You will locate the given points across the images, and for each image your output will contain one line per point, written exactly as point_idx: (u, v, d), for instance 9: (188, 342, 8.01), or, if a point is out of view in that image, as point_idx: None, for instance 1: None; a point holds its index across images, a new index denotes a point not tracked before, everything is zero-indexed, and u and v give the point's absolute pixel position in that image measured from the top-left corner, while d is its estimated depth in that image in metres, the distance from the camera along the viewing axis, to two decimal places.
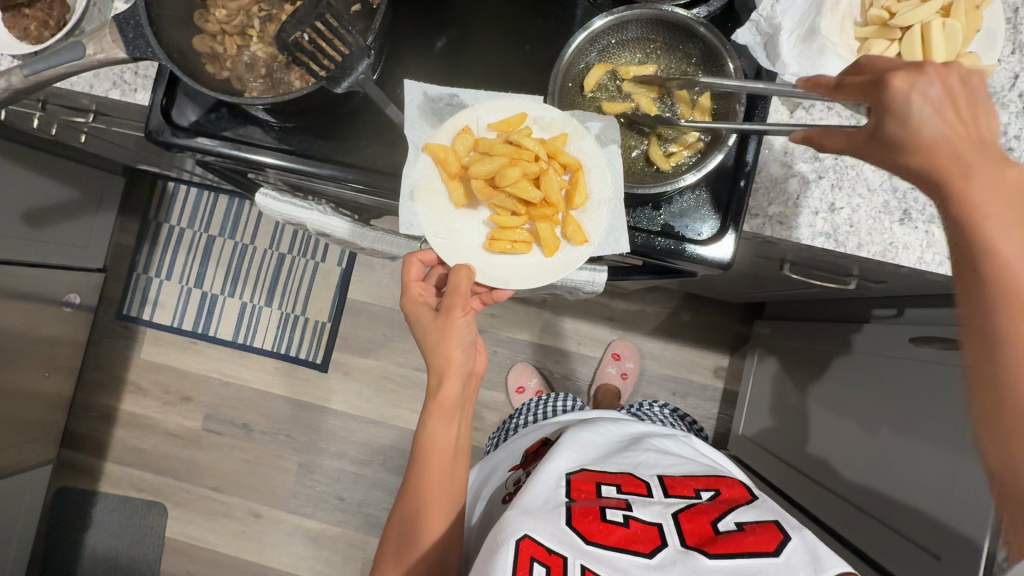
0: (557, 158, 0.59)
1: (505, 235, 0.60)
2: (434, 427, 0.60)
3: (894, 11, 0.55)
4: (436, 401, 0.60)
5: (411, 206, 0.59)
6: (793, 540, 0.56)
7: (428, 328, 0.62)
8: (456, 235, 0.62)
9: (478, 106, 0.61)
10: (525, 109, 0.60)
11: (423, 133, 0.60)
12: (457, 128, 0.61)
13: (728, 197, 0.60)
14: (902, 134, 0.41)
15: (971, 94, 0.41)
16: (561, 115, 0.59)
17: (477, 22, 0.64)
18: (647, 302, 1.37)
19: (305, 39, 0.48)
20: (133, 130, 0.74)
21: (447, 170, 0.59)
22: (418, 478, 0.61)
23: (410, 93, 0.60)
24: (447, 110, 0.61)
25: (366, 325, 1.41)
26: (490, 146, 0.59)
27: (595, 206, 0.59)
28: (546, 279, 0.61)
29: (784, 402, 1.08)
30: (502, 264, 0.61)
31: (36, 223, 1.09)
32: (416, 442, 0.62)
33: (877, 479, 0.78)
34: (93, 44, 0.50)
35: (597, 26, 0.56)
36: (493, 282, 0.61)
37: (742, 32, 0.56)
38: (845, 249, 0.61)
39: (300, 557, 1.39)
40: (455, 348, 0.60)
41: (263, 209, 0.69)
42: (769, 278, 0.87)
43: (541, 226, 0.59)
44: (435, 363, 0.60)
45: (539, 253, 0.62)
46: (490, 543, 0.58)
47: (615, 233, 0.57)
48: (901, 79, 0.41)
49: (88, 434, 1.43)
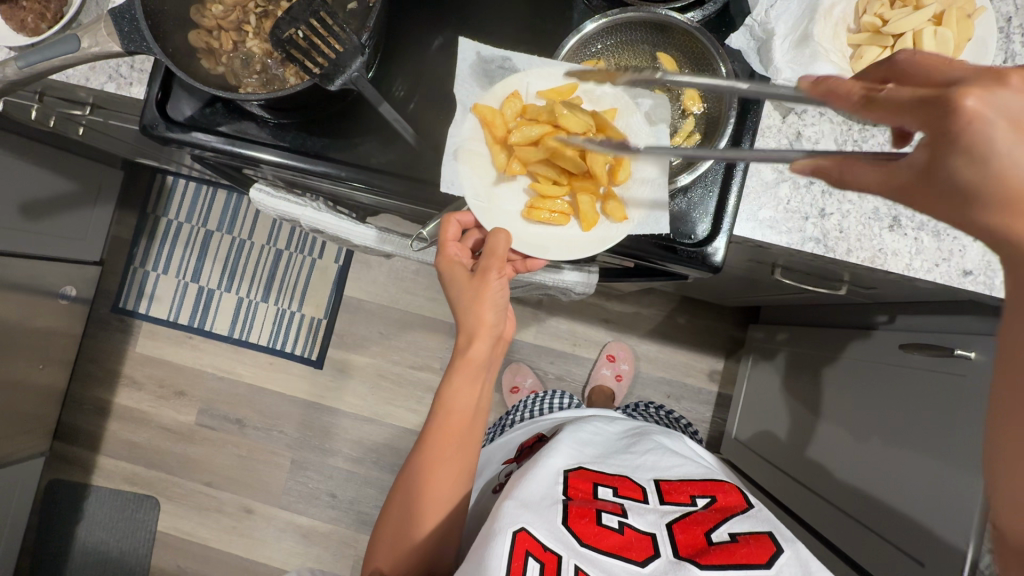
0: (606, 131, 0.56)
1: (544, 204, 0.58)
2: (458, 387, 0.58)
3: (886, 19, 0.56)
4: (464, 359, 0.58)
5: (453, 165, 0.58)
6: (786, 553, 0.57)
7: (460, 286, 0.59)
8: (496, 199, 0.59)
9: (530, 71, 0.59)
10: (575, 79, 0.57)
11: (472, 94, 0.60)
12: (506, 92, 0.59)
13: (718, 203, 0.60)
14: (977, 179, 0.28)
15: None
16: (613, 90, 0.59)
17: (473, 21, 0.64)
18: (644, 305, 1.37)
19: (300, 36, 0.48)
20: (130, 124, 0.74)
21: (492, 133, 0.58)
22: (433, 436, 0.59)
23: (463, 51, 0.59)
24: (499, 73, 0.60)
25: (362, 322, 1.41)
26: (538, 112, 0.57)
27: (638, 183, 0.57)
28: (581, 253, 0.58)
29: (778, 407, 1.08)
30: (538, 234, 0.59)
31: (33, 215, 1.09)
32: (436, 400, 0.60)
33: (867, 485, 0.78)
34: (88, 37, 0.50)
35: (588, 30, 0.56)
36: (528, 250, 0.59)
37: (736, 36, 0.58)
38: (835, 255, 0.62)
39: (291, 554, 1.39)
40: (487, 309, 0.58)
41: (257, 204, 0.68)
42: (763, 282, 0.88)
43: (582, 199, 0.57)
44: (466, 322, 0.58)
45: (575, 226, 0.59)
46: (486, 531, 0.57)
47: (657, 215, 0.56)
48: (974, 97, 0.28)
49: (82, 426, 1.43)
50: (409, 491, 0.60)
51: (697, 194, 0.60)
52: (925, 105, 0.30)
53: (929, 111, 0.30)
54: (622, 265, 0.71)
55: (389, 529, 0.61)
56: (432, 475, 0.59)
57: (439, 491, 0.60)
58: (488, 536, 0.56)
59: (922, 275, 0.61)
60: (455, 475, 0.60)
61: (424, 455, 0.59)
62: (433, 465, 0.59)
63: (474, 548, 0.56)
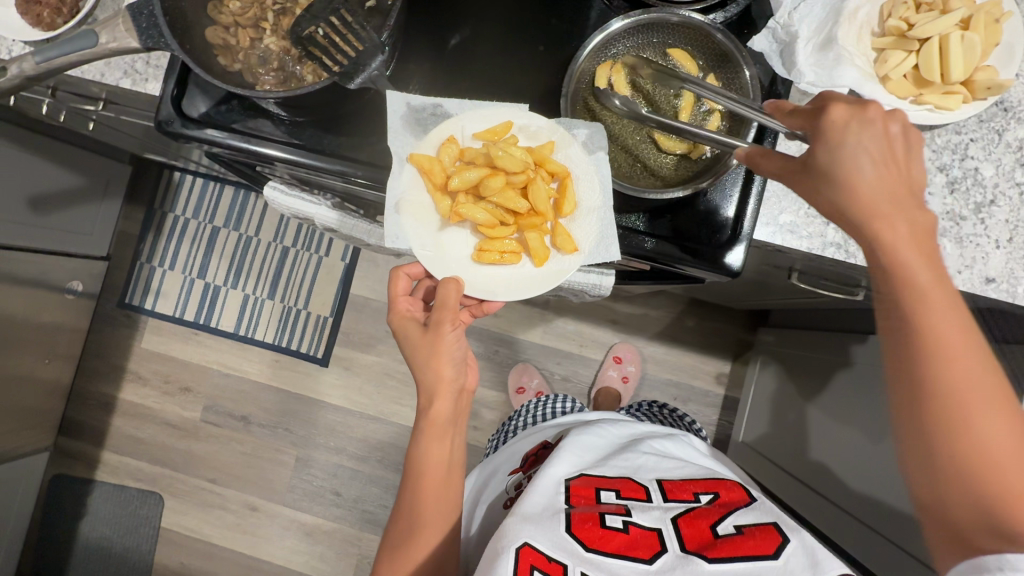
0: (545, 166, 0.59)
1: (493, 245, 0.60)
2: (426, 447, 0.60)
3: (912, 23, 0.56)
4: (427, 419, 0.60)
5: (396, 219, 0.59)
6: (791, 542, 0.56)
7: (417, 344, 0.61)
8: (443, 245, 0.61)
9: (463, 114, 0.60)
10: (510, 117, 0.60)
11: (407, 145, 0.59)
12: (441, 138, 0.60)
13: (740, 204, 0.60)
14: (832, 164, 0.43)
15: (905, 145, 0.43)
16: (547, 124, 0.60)
17: (491, 19, 0.64)
18: (651, 306, 1.37)
19: (320, 35, 0.48)
20: (143, 120, 0.74)
21: (432, 181, 0.59)
22: (408, 497, 0.60)
23: (393, 104, 0.57)
24: (431, 120, 0.61)
25: (368, 321, 1.41)
26: (475, 156, 0.59)
27: (584, 214, 0.59)
28: (535, 289, 0.60)
29: (786, 410, 1.07)
30: (490, 275, 0.61)
31: (41, 210, 1.09)
32: (406, 463, 0.61)
33: (876, 492, 0.77)
34: (106, 32, 0.49)
35: (614, 28, 0.56)
36: (482, 294, 0.60)
37: (758, 40, 0.56)
38: (856, 260, 0.61)
39: (294, 551, 1.39)
40: (445, 364, 0.60)
41: (270, 202, 0.68)
42: (775, 286, 0.87)
43: (530, 236, 0.59)
44: (425, 381, 0.60)
45: (528, 262, 0.61)
46: (491, 549, 0.57)
47: (607, 241, 0.57)
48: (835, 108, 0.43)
49: (87, 421, 1.43)
50: (394, 550, 0.60)
51: (717, 196, 0.60)
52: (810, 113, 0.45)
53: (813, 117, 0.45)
54: (636, 268, 0.71)
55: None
56: (414, 538, 0.59)
57: (424, 550, 0.59)
58: (493, 556, 0.56)
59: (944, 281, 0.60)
60: (438, 528, 0.60)
61: (403, 520, 0.60)
62: (413, 526, 0.59)
63: (480, 567, 0.56)
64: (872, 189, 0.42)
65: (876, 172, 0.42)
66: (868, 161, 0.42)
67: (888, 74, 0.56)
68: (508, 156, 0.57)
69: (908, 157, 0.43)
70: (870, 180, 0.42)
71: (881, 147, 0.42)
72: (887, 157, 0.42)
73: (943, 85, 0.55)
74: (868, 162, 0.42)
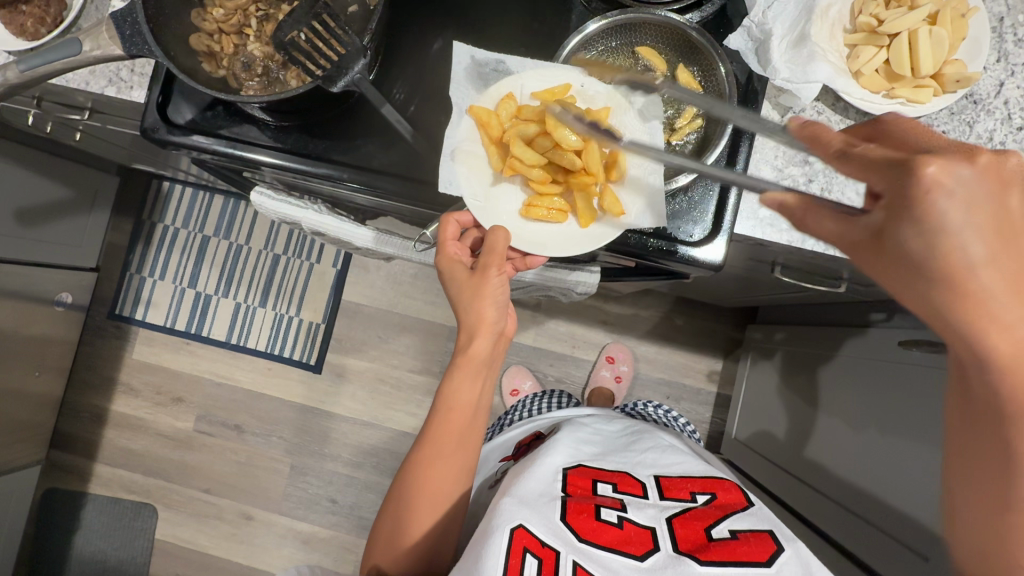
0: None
1: (542, 202, 0.58)
2: (459, 381, 0.59)
3: (881, 19, 0.57)
4: (464, 356, 0.59)
5: (451, 166, 0.58)
6: (786, 552, 0.57)
7: (462, 287, 0.60)
8: (494, 200, 0.60)
9: (524, 73, 0.59)
10: (568, 79, 0.58)
11: (468, 97, 0.60)
12: (500, 94, 0.59)
13: (720, 199, 0.60)
14: (927, 242, 0.36)
15: (1018, 207, 0.36)
16: (605, 89, 0.57)
17: (469, 25, 0.65)
18: (642, 306, 1.38)
19: (302, 39, 0.48)
20: (130, 129, 0.74)
21: (487, 134, 0.58)
22: (433, 428, 0.60)
23: (457, 55, 0.60)
24: (494, 76, 0.60)
25: (359, 326, 1.41)
26: (533, 114, 0.57)
27: (635, 179, 0.57)
28: (580, 250, 0.58)
29: (777, 406, 1.08)
30: (536, 232, 0.59)
31: (28, 222, 1.08)
32: (437, 397, 0.61)
33: (867, 481, 0.78)
34: (89, 40, 0.50)
35: (590, 29, 0.57)
36: (529, 249, 0.59)
37: (734, 38, 0.57)
38: (834, 252, 0.62)
39: (291, 560, 1.38)
40: (489, 305, 0.59)
41: (258, 206, 0.68)
42: (762, 281, 0.88)
43: (578, 196, 0.57)
44: (466, 320, 0.59)
45: (574, 223, 0.59)
46: (483, 527, 0.57)
47: (656, 208, 0.56)
48: (935, 167, 0.35)
49: (78, 434, 1.42)
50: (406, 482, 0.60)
51: (696, 194, 0.61)
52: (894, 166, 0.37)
53: (896, 176, 0.36)
54: (623, 265, 0.71)
55: (383, 537, 0.60)
56: (431, 468, 0.59)
57: (439, 484, 0.60)
58: (485, 533, 0.56)
59: None
60: (454, 470, 0.60)
61: (421, 450, 0.60)
62: (431, 461, 0.59)
63: (471, 543, 0.56)
64: (984, 283, 0.36)
65: (985, 257, 0.35)
66: (978, 245, 0.35)
67: (860, 70, 0.57)
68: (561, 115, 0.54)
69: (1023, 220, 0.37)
70: (982, 272, 0.35)
71: (992, 220, 0.35)
72: (996, 231, 0.35)
73: (913, 79, 0.57)
74: (978, 247, 0.35)
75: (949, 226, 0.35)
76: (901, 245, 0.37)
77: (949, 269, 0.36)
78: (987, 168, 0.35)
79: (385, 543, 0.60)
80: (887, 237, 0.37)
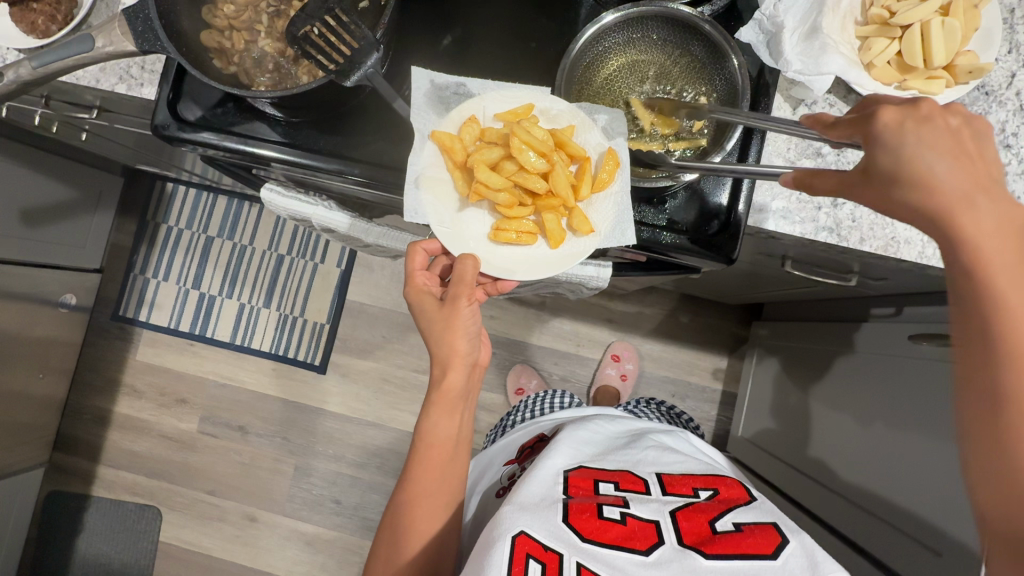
0: (565, 149, 0.57)
1: (511, 225, 0.58)
2: (436, 418, 0.59)
3: (893, 11, 0.57)
4: (439, 391, 0.59)
5: (416, 194, 0.58)
6: (791, 543, 0.56)
7: (433, 320, 0.60)
8: (461, 225, 0.60)
9: (485, 95, 0.60)
10: (531, 100, 0.59)
11: (430, 122, 0.59)
12: (462, 118, 0.59)
13: (734, 190, 0.61)
14: (892, 161, 0.39)
15: (976, 137, 0.39)
16: (568, 108, 0.58)
17: (485, 19, 0.65)
18: (646, 304, 1.38)
19: (316, 33, 0.48)
20: (137, 127, 0.74)
21: (452, 158, 0.58)
22: (415, 469, 0.60)
23: (418, 81, 0.59)
24: (455, 99, 0.61)
25: (364, 326, 1.41)
26: (496, 136, 0.58)
27: (602, 197, 0.58)
28: (548, 271, 0.59)
29: (784, 402, 1.08)
30: (507, 256, 0.60)
31: (33, 222, 1.08)
32: (416, 435, 0.61)
33: (877, 477, 0.78)
34: (101, 37, 0.50)
35: (607, 21, 0.56)
36: (498, 273, 0.59)
37: (745, 31, 0.58)
38: (848, 243, 0.62)
39: (296, 562, 1.38)
40: (460, 338, 0.59)
41: (267, 203, 0.68)
42: (770, 276, 0.88)
43: (547, 217, 0.58)
44: (439, 353, 0.59)
45: (544, 244, 0.60)
46: (486, 538, 0.57)
47: (623, 226, 0.57)
48: (891, 109, 0.40)
49: (82, 436, 1.42)
50: (395, 518, 0.60)
51: (708, 186, 0.61)
52: (858, 119, 0.42)
53: (863, 123, 0.41)
54: (631, 260, 0.71)
55: (381, 559, 0.60)
56: (418, 505, 0.59)
57: (426, 517, 0.60)
58: (487, 544, 0.56)
59: (934, 262, 0.61)
60: (442, 500, 0.61)
61: (407, 485, 0.60)
62: (417, 494, 0.59)
63: (473, 556, 0.56)
64: (956, 191, 0.38)
65: (951, 173, 0.38)
66: (938, 158, 0.38)
67: (872, 61, 0.58)
68: (527, 138, 0.55)
69: (982, 149, 0.40)
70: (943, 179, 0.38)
71: (955, 146, 0.39)
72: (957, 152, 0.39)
73: (926, 70, 0.57)
74: (946, 167, 0.38)
75: (908, 143, 0.39)
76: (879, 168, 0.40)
77: (917, 176, 0.39)
78: (935, 110, 0.40)
79: (383, 568, 0.59)
80: (871, 170, 0.41)
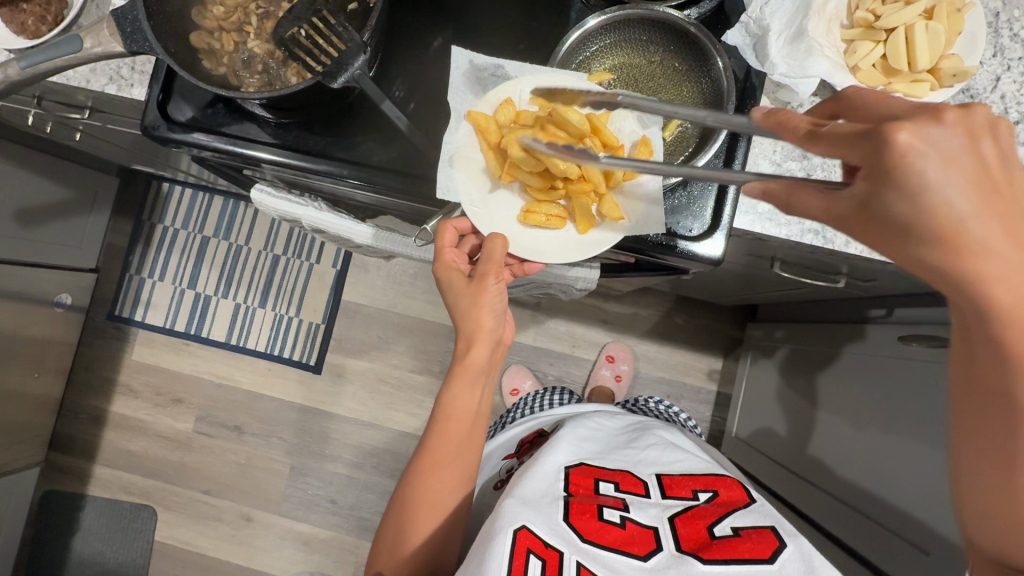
0: (599, 135, 0.55)
1: (541, 208, 0.59)
2: (458, 389, 0.60)
3: (878, 14, 0.58)
4: (462, 365, 0.60)
5: (449, 172, 0.58)
6: (788, 547, 0.57)
7: (461, 295, 0.60)
8: (493, 206, 0.60)
9: (522, 79, 0.59)
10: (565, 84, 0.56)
11: (465, 102, 0.60)
12: (498, 100, 0.59)
13: (720, 193, 0.61)
14: (907, 207, 0.32)
15: (1001, 160, 0.32)
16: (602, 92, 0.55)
17: (474, 21, 0.65)
18: (641, 305, 1.38)
19: (302, 35, 0.48)
20: (129, 127, 0.75)
21: (486, 139, 0.58)
22: (434, 438, 0.60)
23: (457, 60, 0.59)
24: (491, 80, 0.60)
25: (359, 326, 1.41)
26: (530, 118, 0.56)
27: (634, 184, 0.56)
28: (577, 255, 0.59)
29: (779, 403, 1.08)
30: (536, 239, 0.60)
31: (28, 223, 1.08)
32: (436, 406, 0.61)
33: (869, 479, 0.78)
34: (91, 38, 0.51)
35: (590, 26, 0.57)
36: (528, 255, 0.60)
37: (732, 33, 0.58)
38: (834, 246, 0.63)
39: (291, 561, 1.38)
40: (486, 314, 0.59)
41: (257, 204, 0.68)
42: (763, 278, 0.89)
43: (579, 203, 0.57)
44: (465, 328, 0.60)
45: (572, 228, 0.60)
46: (487, 528, 0.57)
47: (656, 220, 0.57)
48: (908, 132, 0.31)
49: (77, 435, 1.42)
50: (409, 488, 0.60)
51: (696, 188, 0.61)
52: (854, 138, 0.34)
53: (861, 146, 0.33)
54: (621, 261, 0.71)
55: (388, 532, 0.61)
56: (431, 479, 0.59)
57: (441, 489, 0.60)
58: (489, 536, 0.56)
59: None
60: (455, 478, 0.60)
61: (423, 457, 0.60)
62: (432, 465, 0.59)
63: (475, 545, 0.56)
64: (983, 240, 0.32)
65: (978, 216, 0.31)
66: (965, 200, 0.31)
67: (857, 64, 0.58)
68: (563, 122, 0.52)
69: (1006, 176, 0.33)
70: (969, 225, 0.31)
71: (978, 176, 0.31)
72: (981, 183, 0.31)
73: (910, 73, 0.57)
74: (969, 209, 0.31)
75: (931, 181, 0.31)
76: (886, 210, 0.33)
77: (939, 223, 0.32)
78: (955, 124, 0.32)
79: (389, 546, 0.60)
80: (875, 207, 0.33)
